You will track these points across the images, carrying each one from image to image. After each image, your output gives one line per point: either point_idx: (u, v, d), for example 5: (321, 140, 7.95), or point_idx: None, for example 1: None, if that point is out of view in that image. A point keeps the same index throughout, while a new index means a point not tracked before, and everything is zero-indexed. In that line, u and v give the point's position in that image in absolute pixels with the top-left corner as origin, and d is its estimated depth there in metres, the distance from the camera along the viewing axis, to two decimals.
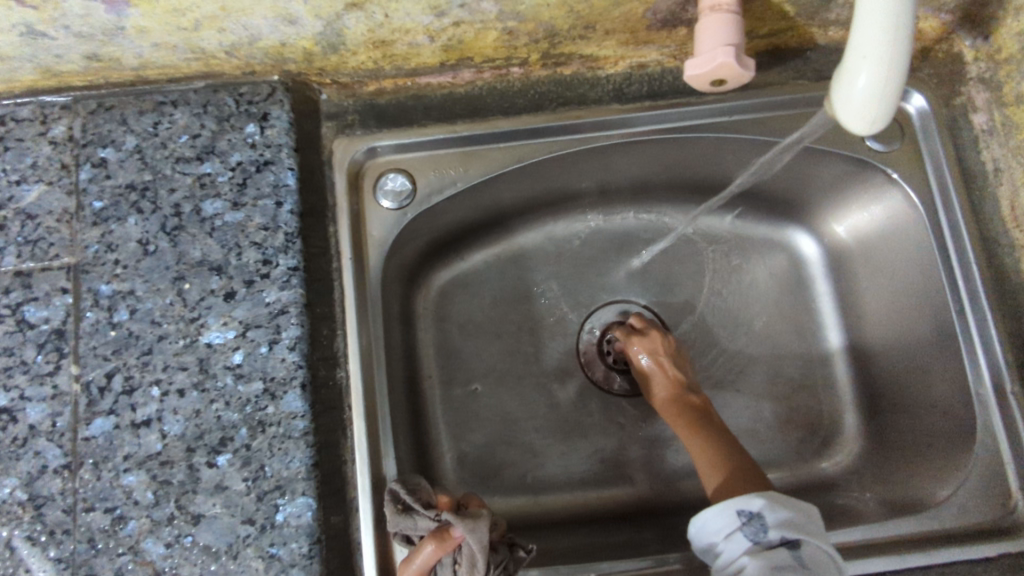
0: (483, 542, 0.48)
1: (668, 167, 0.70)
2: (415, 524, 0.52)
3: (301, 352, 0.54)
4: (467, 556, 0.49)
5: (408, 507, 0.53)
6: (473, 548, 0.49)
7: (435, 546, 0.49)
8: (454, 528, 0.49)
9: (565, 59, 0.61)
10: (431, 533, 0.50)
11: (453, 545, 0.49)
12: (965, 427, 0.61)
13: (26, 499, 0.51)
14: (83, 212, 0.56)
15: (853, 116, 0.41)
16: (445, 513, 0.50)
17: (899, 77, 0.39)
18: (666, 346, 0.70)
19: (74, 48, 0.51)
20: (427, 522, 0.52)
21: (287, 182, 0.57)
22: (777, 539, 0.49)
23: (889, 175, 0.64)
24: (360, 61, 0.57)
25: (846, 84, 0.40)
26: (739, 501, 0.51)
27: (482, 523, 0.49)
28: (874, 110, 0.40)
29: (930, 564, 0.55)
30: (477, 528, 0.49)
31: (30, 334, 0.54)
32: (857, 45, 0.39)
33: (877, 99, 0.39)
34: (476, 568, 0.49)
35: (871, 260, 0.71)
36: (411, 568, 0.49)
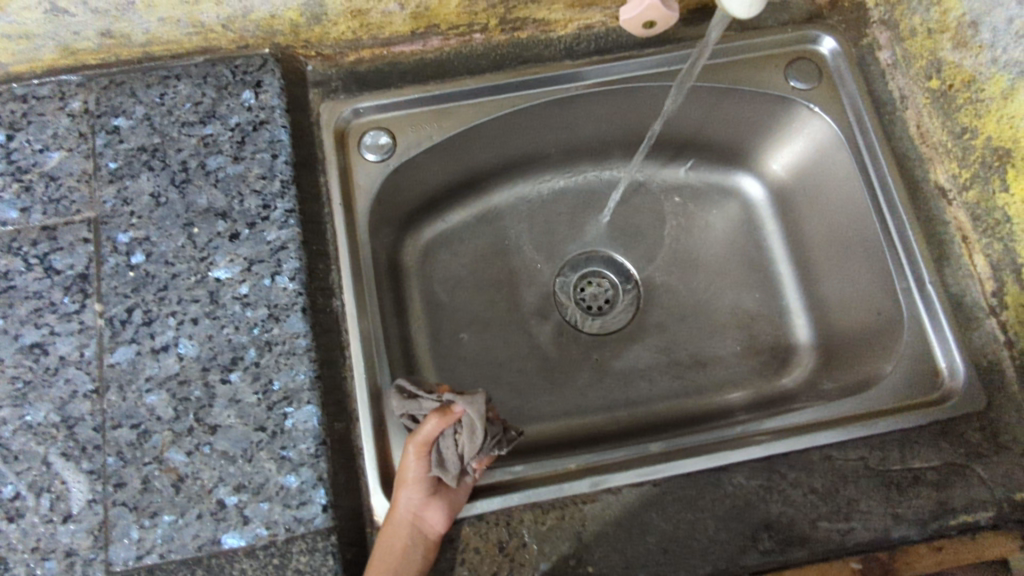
0: (481, 412, 0.57)
1: (620, 121, 0.79)
2: (420, 406, 0.60)
3: (300, 281, 0.62)
4: (467, 426, 0.58)
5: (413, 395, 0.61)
6: (472, 418, 0.58)
7: (439, 418, 0.58)
8: (456, 404, 0.58)
9: (520, 24, 0.70)
10: (436, 410, 0.59)
11: (454, 419, 0.58)
12: (896, 316, 0.69)
13: (59, 421, 0.58)
14: (100, 172, 0.63)
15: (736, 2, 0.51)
16: (448, 393, 0.59)
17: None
18: None
19: (91, 25, 0.59)
20: (430, 403, 0.60)
21: (280, 138, 0.65)
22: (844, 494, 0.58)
23: (811, 109, 0.73)
24: (341, 31, 0.66)
25: None
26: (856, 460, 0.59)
27: (479, 397, 0.58)
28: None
29: (869, 435, 0.62)
30: (475, 401, 0.58)
31: (58, 279, 0.61)
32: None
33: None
34: (475, 435, 0.57)
35: (808, 191, 0.80)
36: (416, 438, 0.58)
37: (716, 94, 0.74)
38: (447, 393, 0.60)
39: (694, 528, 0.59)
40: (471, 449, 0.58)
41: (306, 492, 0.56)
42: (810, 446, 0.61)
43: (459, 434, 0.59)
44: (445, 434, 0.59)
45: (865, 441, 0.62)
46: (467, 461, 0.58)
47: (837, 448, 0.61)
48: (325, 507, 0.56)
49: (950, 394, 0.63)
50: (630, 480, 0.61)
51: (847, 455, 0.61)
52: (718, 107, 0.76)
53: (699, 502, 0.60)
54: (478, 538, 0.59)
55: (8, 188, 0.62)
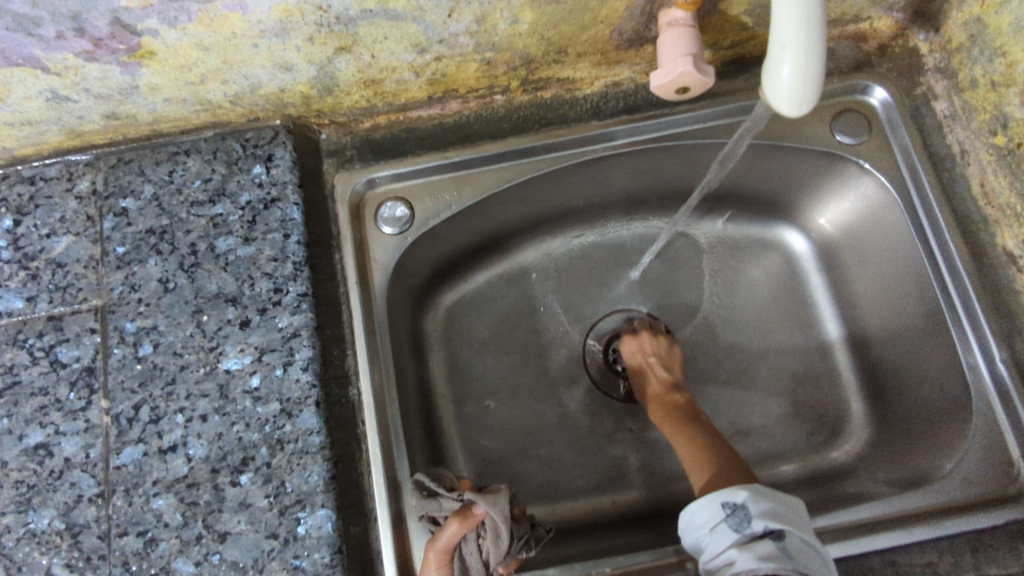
0: (505, 514, 0.52)
1: (653, 177, 0.74)
2: (440, 506, 0.55)
3: (314, 371, 0.58)
4: (491, 529, 0.53)
5: (433, 493, 0.57)
6: (495, 520, 0.53)
7: (458, 522, 0.52)
8: (476, 505, 0.53)
9: (544, 83, 0.65)
10: (455, 512, 0.53)
11: (476, 522, 0.53)
12: (962, 398, 0.63)
13: (64, 528, 0.54)
14: (108, 257, 0.60)
15: (783, 100, 0.44)
16: (467, 492, 0.54)
17: (817, 60, 0.42)
18: (653, 344, 0.74)
19: (95, 108, 0.56)
20: (450, 503, 0.55)
21: (293, 216, 0.61)
22: (761, 530, 0.51)
23: (861, 166, 0.68)
24: (354, 100, 0.62)
25: (772, 75, 0.44)
26: (724, 493, 0.53)
27: (501, 496, 0.53)
28: (800, 92, 0.43)
29: (938, 537, 0.56)
30: (497, 501, 0.53)
31: (64, 373, 0.58)
32: (777, 36, 0.43)
33: (802, 80, 0.42)
34: (500, 539, 0.53)
35: (858, 247, 0.74)
36: (436, 546, 0.52)
37: (760, 149, 0.69)
38: (468, 492, 0.54)
39: None
40: (496, 554, 0.53)
41: None
42: (870, 550, 0.56)
43: (483, 536, 0.54)
44: (468, 536, 0.54)
45: (933, 543, 0.56)
46: (492, 566, 0.54)
47: (901, 551, 0.56)
48: None
49: None
50: None
51: (913, 559, 0.55)
52: (760, 162, 0.71)
53: None
54: None
55: (14, 277, 0.60)
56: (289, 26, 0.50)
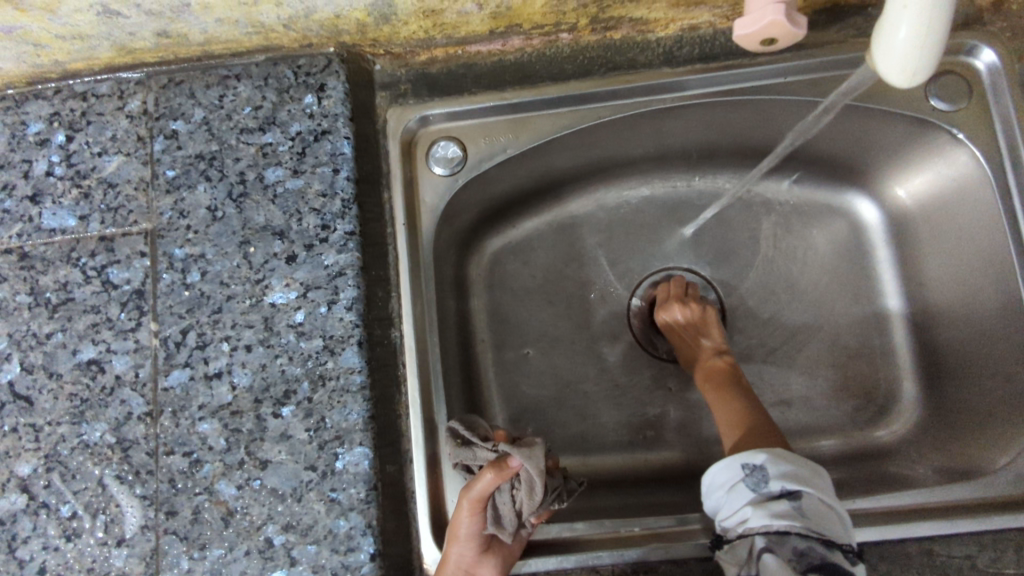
0: (541, 466, 0.50)
1: (721, 131, 0.69)
2: (473, 456, 0.54)
3: (357, 312, 0.57)
4: (526, 482, 0.52)
5: (467, 441, 0.55)
6: (530, 472, 0.51)
7: (494, 473, 0.51)
8: (512, 457, 0.51)
9: (615, 23, 0.61)
10: (490, 463, 0.53)
11: (511, 474, 0.52)
12: None
13: (114, 442, 0.56)
14: (157, 180, 0.60)
15: (894, 70, 0.42)
16: (503, 444, 0.52)
17: (940, 23, 0.39)
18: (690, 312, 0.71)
19: (146, 26, 0.54)
20: (485, 453, 0.54)
21: (343, 150, 0.59)
22: (778, 490, 0.50)
23: (954, 136, 0.62)
24: (411, 30, 0.59)
25: (887, 36, 0.41)
26: (744, 454, 0.52)
27: (538, 451, 0.51)
28: (917, 60, 0.40)
29: (981, 531, 0.54)
30: (533, 455, 0.51)
31: (115, 294, 0.58)
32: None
33: (919, 49, 0.39)
34: (535, 492, 0.52)
35: (936, 223, 0.69)
36: (470, 494, 0.52)
37: (851, 112, 0.64)
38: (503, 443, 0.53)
39: None
40: (530, 505, 0.52)
41: (354, 538, 0.54)
42: (908, 537, 0.55)
43: (517, 487, 0.53)
44: (501, 487, 0.53)
45: (975, 537, 0.54)
46: (525, 517, 0.53)
47: (940, 541, 0.54)
48: (372, 555, 0.53)
49: None
50: (694, 552, 0.56)
51: (952, 551, 0.54)
52: (840, 125, 0.66)
53: None
54: None
55: (67, 194, 0.60)
56: None
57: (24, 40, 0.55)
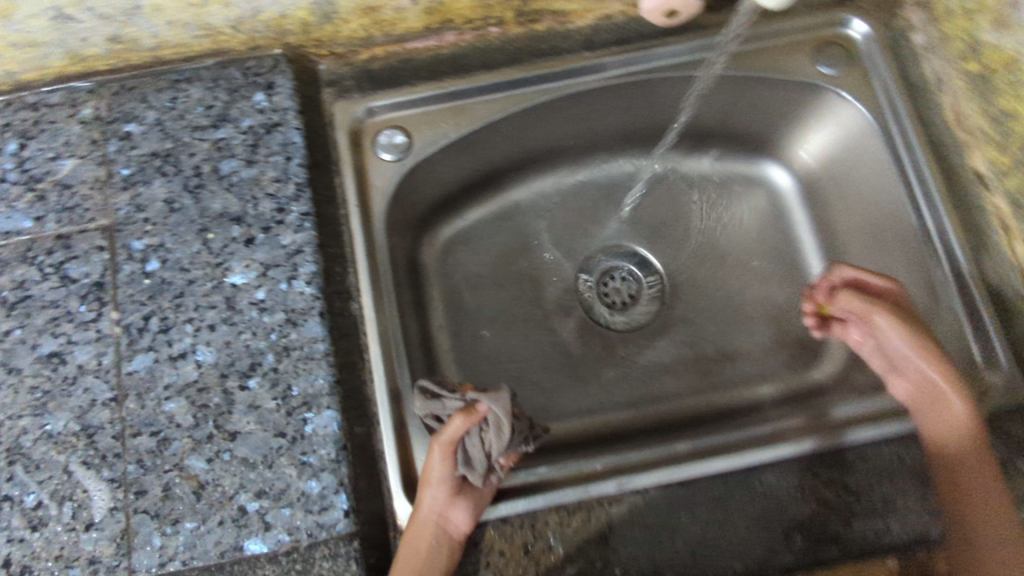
0: (507, 409, 0.55)
1: (641, 115, 0.78)
2: (443, 405, 0.58)
3: (317, 285, 0.60)
4: (494, 423, 0.56)
5: (436, 395, 0.59)
6: (498, 415, 0.56)
7: (463, 418, 0.56)
8: (480, 402, 0.56)
9: (537, 16, 0.68)
10: (459, 410, 0.57)
11: (480, 419, 0.56)
12: (928, 302, 0.68)
13: (80, 429, 0.56)
14: (113, 179, 0.62)
15: None
16: (471, 392, 0.57)
17: None
18: None
19: (99, 30, 0.58)
20: (454, 402, 0.58)
21: (294, 139, 0.63)
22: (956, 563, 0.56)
23: (841, 96, 0.72)
24: (352, 29, 0.64)
25: None
26: None
27: (503, 394, 0.56)
28: None
29: (905, 431, 0.61)
30: (499, 397, 0.56)
31: (73, 288, 0.60)
32: None
33: None
34: (502, 432, 0.56)
35: (840, 179, 0.78)
36: (439, 440, 0.56)
37: (733, 81, 0.72)
38: (471, 392, 0.58)
39: (722, 528, 0.57)
40: (499, 446, 0.56)
41: (327, 497, 0.55)
42: (844, 443, 0.61)
43: (485, 431, 0.57)
44: (470, 431, 0.57)
45: (900, 437, 0.61)
46: (495, 458, 0.57)
47: (871, 444, 0.61)
48: (346, 512, 0.55)
49: (993, 389, 0.62)
50: (654, 481, 0.59)
51: (881, 451, 0.61)
52: (738, 93, 0.74)
53: (728, 502, 0.58)
54: (502, 539, 0.57)
55: (21, 198, 0.62)
56: None
57: None
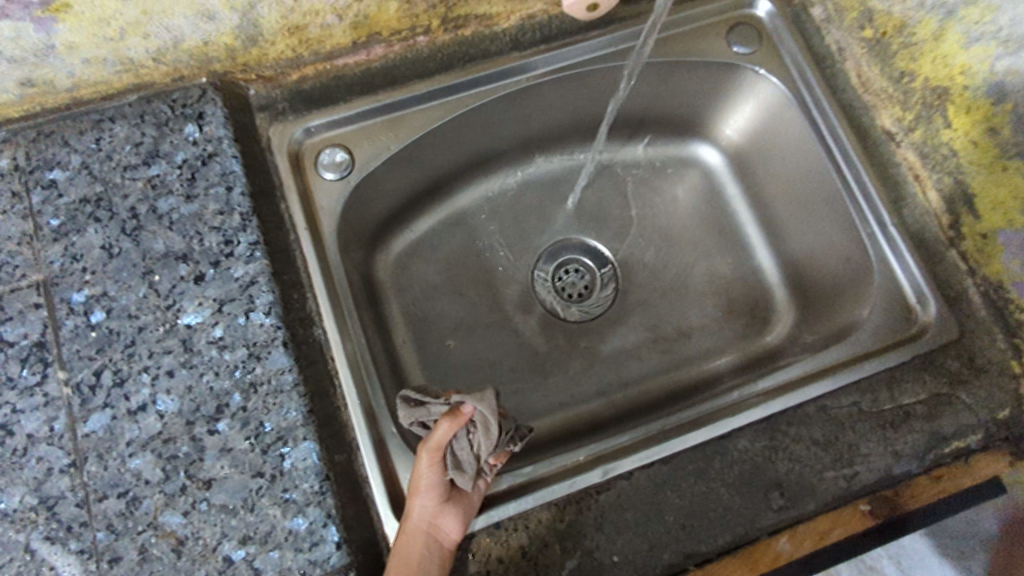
0: (493, 407, 0.55)
1: (575, 110, 0.79)
2: (428, 412, 0.57)
3: (277, 314, 0.59)
4: (481, 424, 0.56)
5: (421, 403, 0.59)
6: (484, 415, 0.55)
7: (450, 422, 0.55)
8: (465, 404, 0.56)
9: (462, 22, 0.68)
10: (445, 414, 0.56)
11: (466, 420, 0.56)
12: (860, 253, 0.72)
13: (37, 503, 0.53)
14: (42, 231, 0.59)
15: None
16: (456, 395, 0.57)
17: None
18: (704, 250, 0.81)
19: (9, 75, 0.55)
20: (439, 407, 0.57)
21: (233, 168, 0.62)
22: None
23: (757, 73, 0.75)
24: (279, 50, 0.63)
25: None
26: None
27: (489, 393, 0.56)
28: None
29: (858, 378, 0.63)
30: (485, 397, 0.56)
31: (12, 352, 0.56)
32: None
33: None
34: (490, 431, 0.55)
35: (766, 150, 0.81)
36: (428, 445, 0.55)
37: (658, 67, 0.74)
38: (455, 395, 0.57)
39: (713, 499, 0.59)
40: (488, 445, 0.56)
41: (316, 532, 0.53)
42: (805, 399, 0.62)
43: (473, 433, 0.56)
44: (458, 434, 0.56)
45: (856, 385, 0.63)
46: (483, 459, 0.56)
47: (832, 396, 0.62)
48: (338, 544, 0.53)
49: (929, 323, 0.65)
50: (637, 464, 0.60)
51: (841, 402, 0.62)
52: (667, 81, 0.77)
53: (710, 474, 0.60)
54: (500, 546, 0.57)
55: None
56: None
57: None
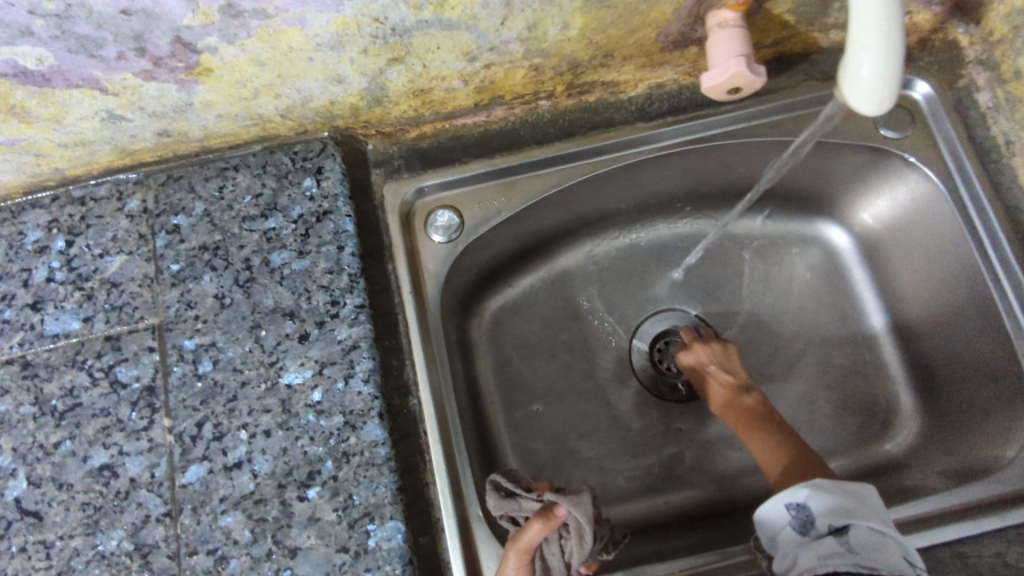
0: (589, 514, 0.54)
1: (696, 178, 0.75)
2: (519, 506, 0.55)
3: (375, 383, 0.58)
4: (575, 530, 0.54)
5: (510, 493, 0.57)
6: (578, 520, 0.54)
7: (542, 523, 0.53)
8: (559, 505, 0.53)
9: (588, 88, 0.65)
10: (537, 513, 0.54)
11: (559, 523, 0.53)
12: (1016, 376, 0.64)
13: (133, 549, 0.54)
14: (162, 275, 0.60)
15: (863, 101, 0.45)
16: (549, 493, 0.54)
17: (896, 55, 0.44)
18: (714, 354, 0.75)
19: (148, 127, 0.56)
20: (530, 503, 0.55)
21: (346, 228, 0.61)
22: None
23: (906, 160, 0.69)
24: (402, 110, 0.62)
25: (850, 71, 0.45)
26: None
27: (585, 498, 0.54)
28: (884, 89, 0.44)
29: (1004, 527, 0.57)
30: (581, 501, 0.54)
31: (124, 393, 0.57)
32: (855, 36, 0.45)
33: (883, 80, 0.44)
34: (584, 539, 0.54)
35: (904, 241, 0.74)
36: (518, 546, 0.53)
37: (828, 148, 0.70)
38: (548, 492, 0.55)
39: None
40: (581, 553, 0.54)
41: None
42: (939, 541, 0.57)
43: (565, 537, 0.55)
44: (549, 538, 0.55)
45: (1000, 534, 0.56)
46: (574, 566, 0.55)
47: (969, 542, 0.56)
48: None
49: None
50: None
51: (981, 551, 0.56)
52: (811, 164, 0.72)
53: None
54: None
55: (69, 298, 0.59)
56: (345, 39, 0.50)
57: (26, 151, 0.56)
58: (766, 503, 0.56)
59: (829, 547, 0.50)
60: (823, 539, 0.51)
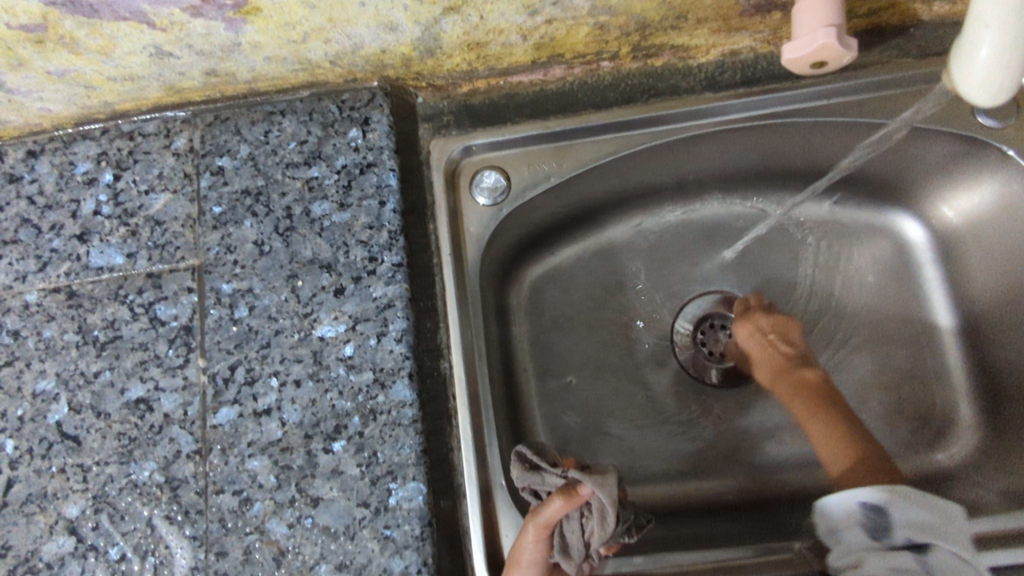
0: (613, 496, 0.52)
1: (763, 154, 0.70)
2: (543, 480, 0.54)
3: (408, 343, 0.57)
4: (597, 510, 0.53)
5: (535, 466, 0.56)
6: (601, 501, 0.52)
7: (564, 500, 0.52)
8: (583, 484, 0.52)
9: (656, 51, 0.61)
10: (559, 489, 0.53)
11: (581, 501, 0.52)
12: None
13: (163, 481, 0.56)
14: (204, 217, 0.60)
15: (973, 86, 0.43)
16: (574, 471, 0.53)
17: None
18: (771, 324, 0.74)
19: (197, 65, 0.55)
20: (554, 478, 0.54)
21: (389, 182, 0.59)
22: None
23: (1004, 153, 0.63)
24: (454, 63, 0.59)
25: (968, 52, 0.42)
26: None
27: (610, 479, 0.52)
28: (998, 79, 0.42)
29: None
30: (605, 482, 0.52)
31: (162, 330, 0.58)
32: (979, 13, 0.40)
33: (1000, 69, 0.41)
34: (605, 521, 0.52)
35: (988, 242, 0.69)
36: (537, 520, 0.53)
37: (921, 133, 0.64)
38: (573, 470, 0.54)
39: None
40: (600, 535, 0.53)
41: None
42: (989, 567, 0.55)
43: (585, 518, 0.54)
44: (570, 516, 0.54)
45: None
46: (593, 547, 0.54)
47: None
48: None
49: None
50: None
51: None
52: (897, 147, 0.67)
53: None
54: None
55: (114, 232, 0.60)
56: None
57: (77, 83, 0.56)
58: (834, 498, 0.59)
59: (903, 562, 0.52)
60: (894, 552, 0.53)
